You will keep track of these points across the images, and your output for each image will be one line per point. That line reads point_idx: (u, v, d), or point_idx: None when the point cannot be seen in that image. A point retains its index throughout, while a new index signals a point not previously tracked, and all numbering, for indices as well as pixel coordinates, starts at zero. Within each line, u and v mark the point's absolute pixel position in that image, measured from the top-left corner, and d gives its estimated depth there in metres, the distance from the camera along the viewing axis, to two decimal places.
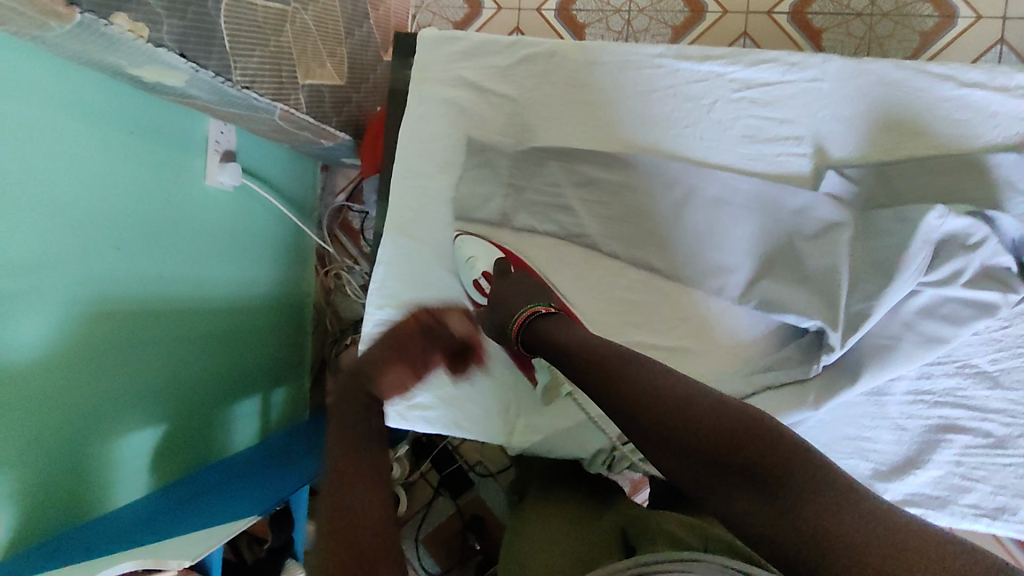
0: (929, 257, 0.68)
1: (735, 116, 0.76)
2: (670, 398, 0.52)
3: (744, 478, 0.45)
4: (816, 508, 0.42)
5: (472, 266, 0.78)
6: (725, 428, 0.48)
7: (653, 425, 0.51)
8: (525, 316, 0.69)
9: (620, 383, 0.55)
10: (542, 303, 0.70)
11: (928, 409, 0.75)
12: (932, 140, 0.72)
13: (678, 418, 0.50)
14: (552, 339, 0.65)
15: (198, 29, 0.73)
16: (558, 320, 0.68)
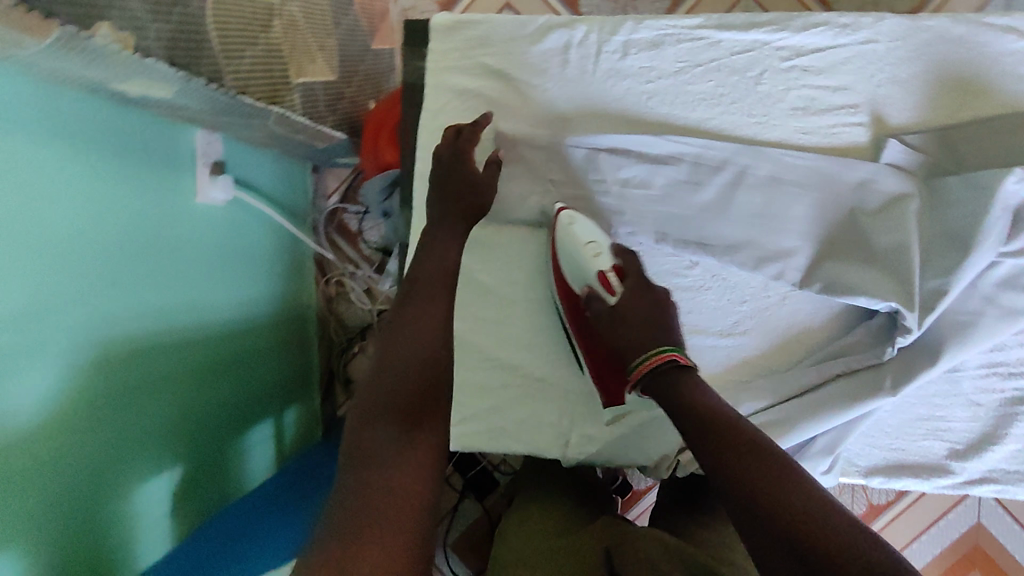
0: (1007, 226, 0.65)
1: (786, 87, 0.71)
2: (794, 502, 0.48)
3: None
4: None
5: (594, 253, 0.68)
6: (847, 554, 0.44)
7: (770, 526, 0.48)
8: (653, 362, 0.63)
9: (741, 470, 0.52)
10: (678, 351, 0.63)
11: (1003, 382, 0.71)
12: (1000, 99, 0.69)
13: (800, 524, 0.47)
14: (680, 395, 0.59)
15: (185, 32, 0.69)
16: (688, 372, 0.61)
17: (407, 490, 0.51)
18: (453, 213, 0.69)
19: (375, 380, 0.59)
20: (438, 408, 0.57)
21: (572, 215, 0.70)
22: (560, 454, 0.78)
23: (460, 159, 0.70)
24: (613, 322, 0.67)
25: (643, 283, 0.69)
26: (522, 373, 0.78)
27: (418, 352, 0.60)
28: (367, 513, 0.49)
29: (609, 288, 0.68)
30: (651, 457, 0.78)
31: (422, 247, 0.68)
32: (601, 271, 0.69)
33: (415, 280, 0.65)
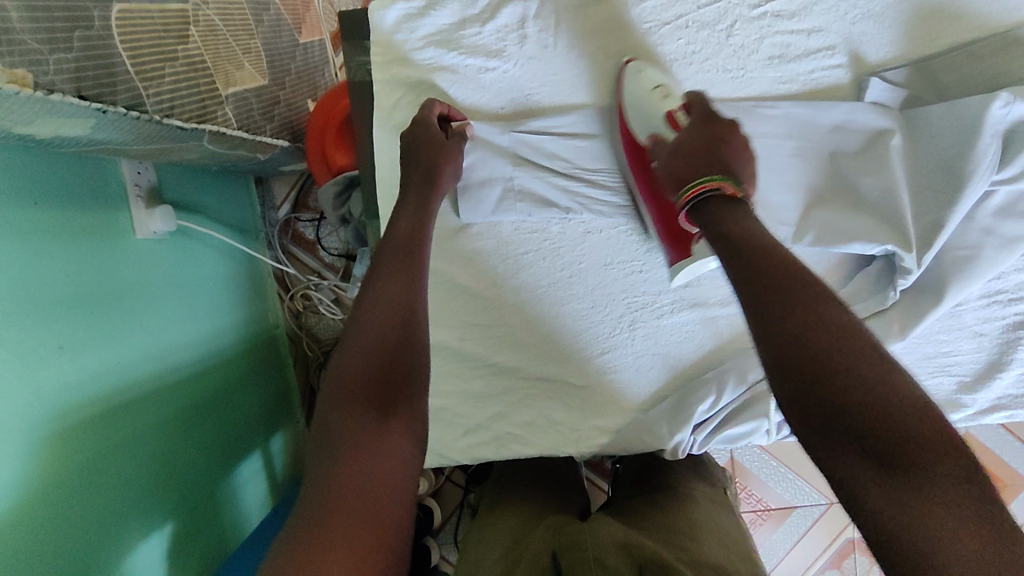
0: (998, 152, 0.61)
1: (760, 35, 0.69)
2: (828, 338, 0.42)
3: (869, 453, 0.39)
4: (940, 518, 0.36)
5: (661, 96, 0.63)
6: (873, 408, 0.39)
7: (801, 363, 0.42)
8: (697, 191, 0.54)
9: (777, 305, 0.44)
10: (725, 179, 0.54)
11: (1003, 309, 0.70)
12: (971, 23, 0.67)
13: (834, 366, 0.41)
14: (730, 225, 0.51)
15: (92, 58, 0.61)
16: (738, 208, 0.53)
17: (386, 466, 0.47)
18: (407, 188, 0.65)
19: (342, 356, 0.52)
20: (405, 372, 0.52)
21: (639, 65, 0.67)
22: (572, 452, 0.74)
23: (416, 127, 0.67)
24: (667, 159, 0.59)
25: (707, 114, 0.60)
26: (522, 374, 0.74)
27: (383, 317, 0.54)
28: (332, 501, 0.44)
29: (672, 124, 0.61)
30: (666, 439, 0.71)
31: (391, 218, 0.64)
32: (667, 111, 0.62)
33: (383, 254, 0.59)
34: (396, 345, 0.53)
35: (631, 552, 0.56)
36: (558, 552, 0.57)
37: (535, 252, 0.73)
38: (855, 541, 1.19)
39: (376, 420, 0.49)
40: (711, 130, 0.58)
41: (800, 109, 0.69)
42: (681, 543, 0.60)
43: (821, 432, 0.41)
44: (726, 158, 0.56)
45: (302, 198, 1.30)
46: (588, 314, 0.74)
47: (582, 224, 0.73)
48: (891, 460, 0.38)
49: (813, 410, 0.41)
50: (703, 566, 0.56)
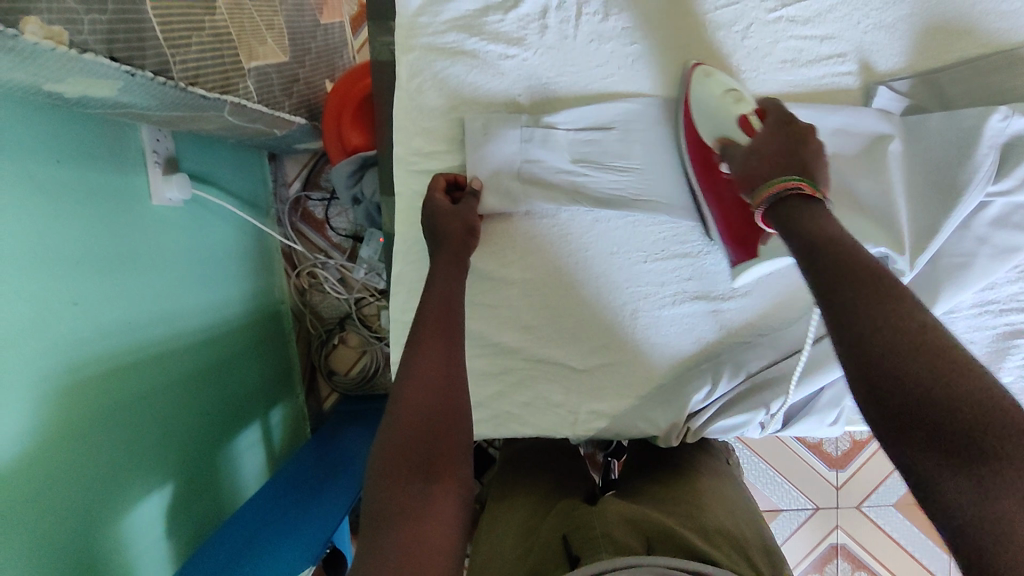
0: (995, 163, 0.63)
1: (774, 39, 0.71)
2: (910, 339, 0.45)
3: (932, 437, 0.41)
4: (1005, 506, 0.38)
5: (738, 100, 0.68)
6: (935, 399, 0.42)
7: (876, 360, 0.45)
8: (778, 189, 0.58)
9: (855, 302, 0.48)
10: (804, 180, 0.58)
11: (994, 318, 0.72)
12: (981, 39, 0.70)
13: (912, 361, 0.44)
14: (799, 230, 0.55)
15: (125, 22, 0.62)
16: (815, 208, 0.56)
17: (417, 505, 0.50)
18: (444, 241, 0.68)
19: (390, 422, 0.56)
20: (450, 417, 0.56)
21: (706, 68, 0.70)
22: (569, 434, 0.76)
23: (428, 206, 0.70)
24: (747, 163, 0.63)
25: (788, 118, 0.64)
26: (524, 355, 0.75)
27: (426, 372, 0.58)
28: (381, 530, 0.49)
29: (749, 129, 0.66)
30: (660, 425, 0.73)
31: (426, 284, 0.66)
32: (741, 115, 0.67)
33: (422, 321, 0.62)
34: (439, 391, 0.57)
35: (639, 527, 0.59)
36: (569, 536, 0.59)
37: (545, 237, 0.75)
38: (838, 547, 1.22)
39: (423, 487, 0.51)
40: (782, 131, 0.63)
41: (806, 110, 0.70)
42: (688, 513, 0.63)
43: (891, 422, 0.44)
44: (818, 153, 0.61)
45: (314, 177, 1.31)
46: (594, 302, 0.75)
47: (565, 141, 0.74)
48: (963, 456, 0.40)
49: (892, 409, 0.44)
50: (711, 532, 0.60)
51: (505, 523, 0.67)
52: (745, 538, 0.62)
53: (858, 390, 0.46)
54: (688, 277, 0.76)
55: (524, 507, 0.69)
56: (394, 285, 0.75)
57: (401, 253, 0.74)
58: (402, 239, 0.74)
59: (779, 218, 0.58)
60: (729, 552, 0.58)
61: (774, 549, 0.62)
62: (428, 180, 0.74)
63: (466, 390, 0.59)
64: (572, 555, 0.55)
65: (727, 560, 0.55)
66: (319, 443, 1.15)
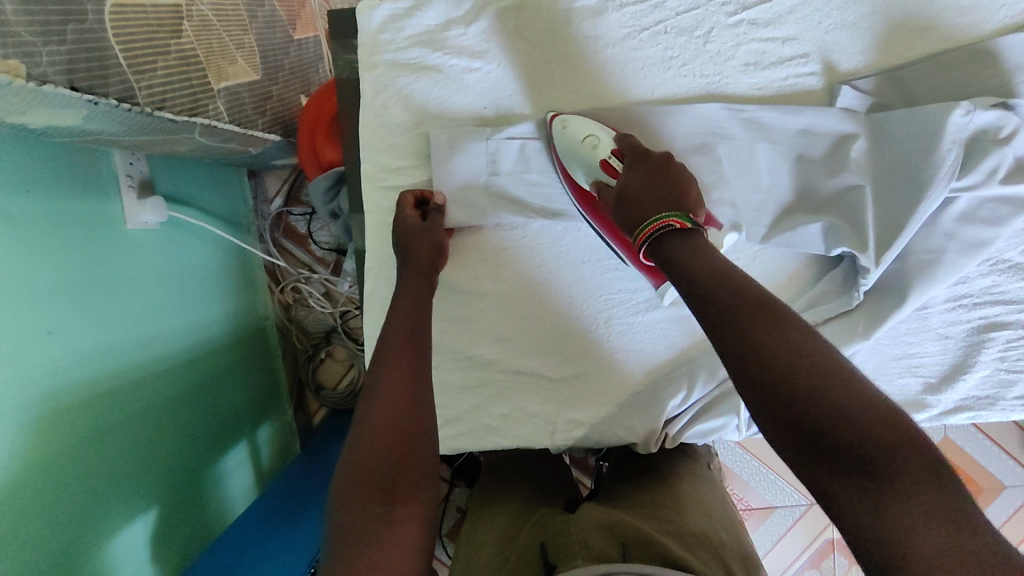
0: (959, 158, 0.64)
1: (735, 42, 0.72)
2: (798, 364, 0.46)
3: (832, 459, 0.43)
4: (909, 520, 0.40)
5: (592, 147, 0.68)
6: (830, 422, 0.43)
7: (771, 392, 0.46)
8: (654, 228, 0.59)
9: (742, 332, 0.49)
10: (676, 214, 0.58)
11: (968, 313, 0.72)
12: (943, 34, 0.70)
13: (806, 390, 0.45)
14: (678, 261, 0.56)
15: (85, 51, 0.62)
16: (689, 239, 0.57)
17: (381, 525, 0.50)
18: (413, 258, 0.68)
19: (353, 445, 0.55)
20: (417, 437, 0.56)
21: (563, 119, 0.70)
22: (548, 445, 0.75)
23: (399, 223, 0.70)
24: (622, 203, 0.63)
25: (644, 152, 0.66)
26: (500, 366, 0.75)
27: (392, 389, 0.58)
28: (347, 554, 0.49)
29: (613, 173, 0.67)
30: (640, 432, 0.73)
31: (392, 303, 0.67)
32: (601, 160, 0.68)
33: (386, 341, 0.62)
34: (406, 409, 0.57)
35: (614, 532, 0.59)
36: (545, 543, 0.59)
37: (516, 248, 0.75)
38: (834, 542, 1.21)
39: (385, 511, 0.51)
40: (648, 169, 0.64)
41: (769, 113, 0.71)
42: (662, 516, 0.64)
43: (794, 447, 0.45)
44: (678, 185, 0.62)
45: (294, 193, 1.31)
46: (569, 311, 0.75)
47: (518, 149, 0.74)
48: (863, 473, 0.42)
49: (790, 434, 0.45)
50: (688, 537, 0.60)
51: (484, 534, 0.67)
52: (717, 540, 0.62)
53: (757, 421, 0.47)
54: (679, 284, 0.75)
55: (504, 516, 0.69)
56: (368, 302, 0.75)
57: (372, 270, 0.74)
58: (374, 256, 0.74)
59: (656, 250, 0.59)
60: (700, 555, 0.58)
61: (749, 554, 0.61)
62: (397, 196, 0.74)
63: (432, 410, 0.59)
64: (548, 561, 0.56)
65: (701, 567, 0.55)
66: (307, 459, 1.14)
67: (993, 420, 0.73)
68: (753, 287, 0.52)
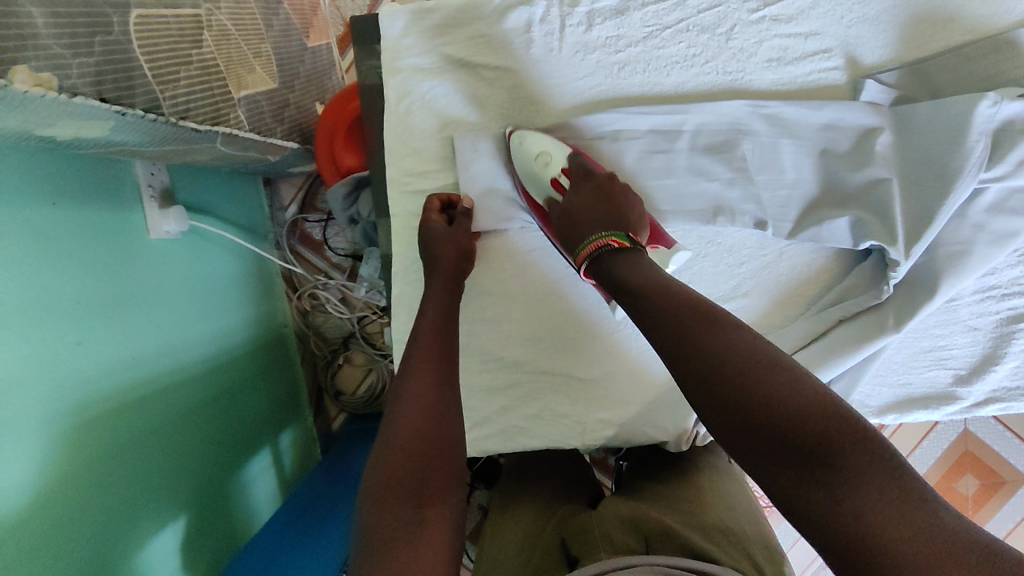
0: (988, 149, 0.63)
1: (757, 39, 0.72)
2: (732, 365, 0.48)
3: (777, 452, 0.45)
4: (852, 500, 0.41)
5: (543, 163, 0.69)
6: (771, 418, 0.45)
7: (716, 395, 0.48)
8: (594, 246, 0.63)
9: (688, 339, 0.51)
10: (612, 234, 0.62)
11: (997, 304, 0.72)
12: (966, 25, 0.70)
13: (745, 387, 0.47)
14: (621, 276, 0.59)
15: (112, 63, 0.63)
16: (629, 255, 0.60)
17: (413, 531, 0.50)
18: (440, 261, 0.68)
19: (384, 447, 0.55)
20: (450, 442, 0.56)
21: (520, 135, 0.71)
22: (577, 445, 0.76)
23: (425, 228, 0.70)
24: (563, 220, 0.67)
25: (586, 171, 0.68)
26: (528, 367, 0.75)
27: (421, 395, 0.58)
28: (381, 557, 0.48)
29: (561, 191, 0.68)
30: (670, 432, 0.73)
31: (420, 306, 0.67)
32: (551, 177, 0.69)
33: (415, 346, 0.63)
34: (437, 415, 0.57)
35: (637, 527, 0.59)
36: (565, 541, 0.59)
37: (542, 249, 0.75)
38: None
39: (416, 512, 0.51)
40: (592, 192, 0.66)
41: (792, 108, 0.71)
42: (686, 510, 0.63)
43: (743, 446, 0.47)
44: (621, 206, 0.65)
45: (309, 200, 1.32)
46: (595, 309, 0.76)
47: (496, 165, 0.74)
48: (807, 461, 0.43)
49: (739, 436, 0.47)
50: (711, 530, 0.60)
51: (508, 534, 0.67)
52: (746, 536, 0.61)
53: (709, 424, 0.49)
54: (718, 277, 0.75)
55: (527, 515, 0.69)
56: (395, 306, 0.75)
57: (398, 274, 0.75)
58: (400, 260, 0.75)
59: (597, 264, 0.62)
60: (728, 550, 0.57)
61: (774, 548, 0.61)
62: (422, 200, 0.75)
63: (460, 412, 0.60)
64: (570, 557, 0.56)
65: (725, 558, 0.55)
66: (329, 465, 1.14)
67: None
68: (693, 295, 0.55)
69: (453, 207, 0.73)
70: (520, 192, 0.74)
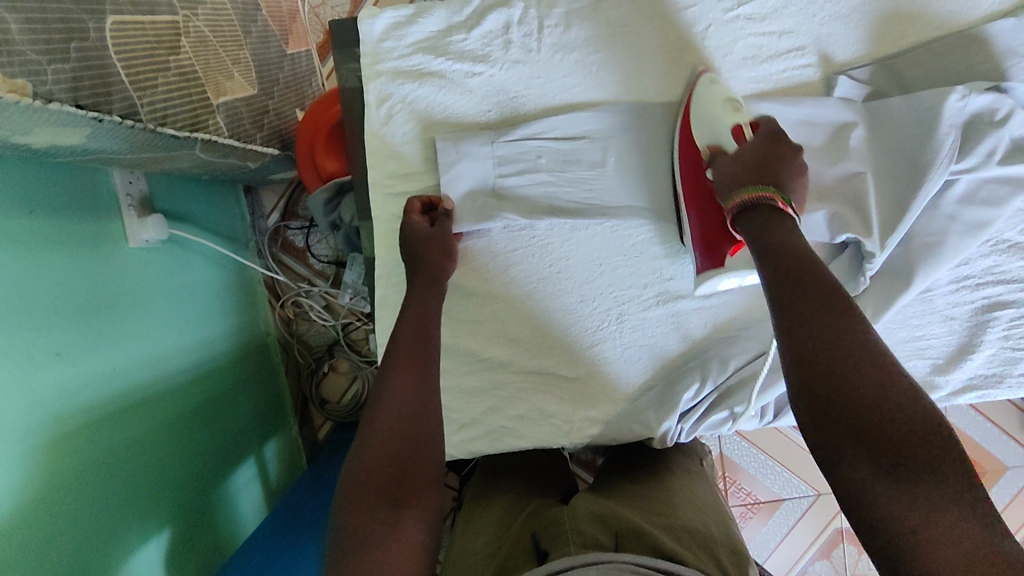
0: (958, 141, 0.66)
1: (732, 38, 0.73)
2: (860, 362, 0.47)
3: (871, 455, 0.44)
4: (928, 527, 0.42)
5: (734, 112, 0.66)
6: (880, 421, 0.45)
7: (827, 380, 0.47)
8: (754, 196, 0.59)
9: (814, 321, 0.50)
10: (779, 194, 0.58)
11: (971, 293, 0.73)
12: (934, 22, 0.72)
13: (863, 387, 0.46)
14: (765, 241, 0.56)
15: (88, 69, 0.62)
16: (782, 224, 0.57)
17: (389, 533, 0.50)
18: (424, 264, 0.68)
19: (365, 450, 0.55)
20: (429, 443, 0.56)
21: (713, 77, 0.70)
22: (565, 443, 0.76)
23: (405, 228, 0.70)
24: (735, 163, 0.62)
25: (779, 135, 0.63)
26: (514, 368, 0.76)
27: (402, 397, 0.58)
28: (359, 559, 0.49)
29: (741, 140, 0.65)
30: (655, 428, 0.73)
31: (402, 307, 0.67)
32: (737, 125, 0.65)
33: (396, 346, 0.62)
34: (418, 415, 0.57)
35: (606, 521, 0.59)
36: (536, 534, 0.60)
37: (525, 249, 0.76)
38: (843, 532, 1.20)
39: (392, 514, 0.51)
40: (776, 151, 0.62)
41: (768, 104, 0.72)
42: (657, 509, 0.64)
43: (834, 435, 0.46)
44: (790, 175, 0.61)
45: (291, 207, 1.31)
46: (579, 308, 0.76)
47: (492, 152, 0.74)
48: (901, 476, 0.43)
49: (835, 427, 0.46)
50: (678, 530, 0.60)
51: (480, 525, 0.67)
52: (714, 535, 0.62)
53: (802, 403, 0.48)
54: (645, 281, 0.76)
55: (499, 508, 0.69)
56: (379, 309, 0.75)
57: (382, 277, 0.75)
58: (384, 263, 0.75)
59: (745, 221, 0.59)
60: (695, 551, 0.57)
61: (741, 547, 0.61)
62: (404, 202, 0.75)
63: (440, 412, 0.59)
64: (541, 550, 0.57)
65: (693, 560, 0.55)
66: (316, 474, 1.13)
67: (1001, 399, 0.75)
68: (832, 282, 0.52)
69: (434, 208, 0.73)
70: (678, 125, 0.71)
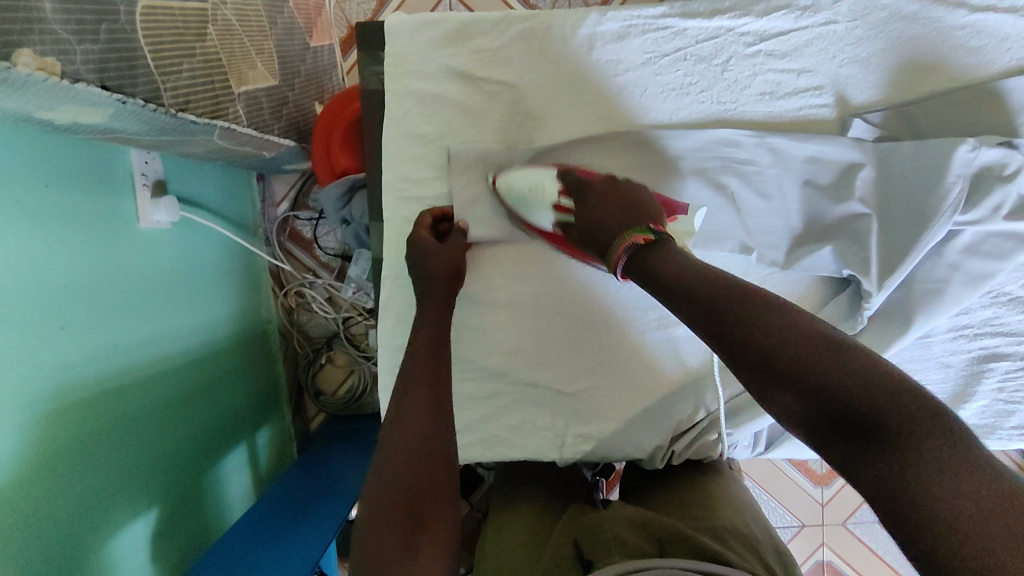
0: (964, 191, 0.66)
1: (752, 71, 0.75)
2: (785, 339, 0.45)
3: (837, 424, 0.42)
4: (922, 474, 0.38)
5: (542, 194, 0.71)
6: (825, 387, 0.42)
7: (764, 369, 0.46)
8: (622, 251, 0.61)
9: (734, 319, 0.49)
10: (638, 231, 0.61)
11: (969, 342, 0.74)
12: (951, 72, 0.73)
13: (801, 362, 0.44)
14: (657, 268, 0.57)
15: (116, 51, 0.63)
16: (659, 248, 0.59)
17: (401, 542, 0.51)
18: (429, 268, 0.69)
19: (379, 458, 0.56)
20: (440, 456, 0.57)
21: (506, 180, 0.73)
22: (556, 457, 0.77)
23: (415, 234, 0.71)
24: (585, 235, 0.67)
25: (585, 186, 0.69)
26: (511, 378, 0.76)
27: (416, 408, 0.59)
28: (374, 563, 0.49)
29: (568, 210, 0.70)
30: (645, 450, 0.76)
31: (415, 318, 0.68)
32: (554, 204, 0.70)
33: (412, 357, 0.63)
34: (429, 425, 0.58)
35: (648, 529, 0.59)
36: (575, 539, 0.59)
37: (536, 262, 0.76)
38: (824, 564, 1.20)
39: (404, 524, 0.52)
40: (601, 195, 0.67)
41: (781, 140, 0.73)
42: (698, 513, 0.64)
43: (801, 416, 0.44)
44: (633, 201, 0.66)
45: (302, 198, 1.32)
46: (584, 324, 0.77)
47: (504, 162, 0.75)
48: (871, 432, 0.40)
49: (800, 409, 0.44)
50: (724, 533, 0.60)
51: (506, 528, 0.67)
52: (756, 534, 0.61)
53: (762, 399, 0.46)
54: (648, 302, 0.77)
55: (526, 513, 0.69)
56: (383, 310, 0.76)
57: (388, 278, 0.76)
58: (391, 265, 0.75)
59: (632, 263, 0.60)
60: (733, 547, 0.58)
61: (784, 547, 0.61)
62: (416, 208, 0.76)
63: (452, 427, 0.60)
64: (585, 559, 0.55)
65: (740, 560, 0.54)
66: (306, 464, 1.14)
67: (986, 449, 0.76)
68: (741, 283, 0.52)
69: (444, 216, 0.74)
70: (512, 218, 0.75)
